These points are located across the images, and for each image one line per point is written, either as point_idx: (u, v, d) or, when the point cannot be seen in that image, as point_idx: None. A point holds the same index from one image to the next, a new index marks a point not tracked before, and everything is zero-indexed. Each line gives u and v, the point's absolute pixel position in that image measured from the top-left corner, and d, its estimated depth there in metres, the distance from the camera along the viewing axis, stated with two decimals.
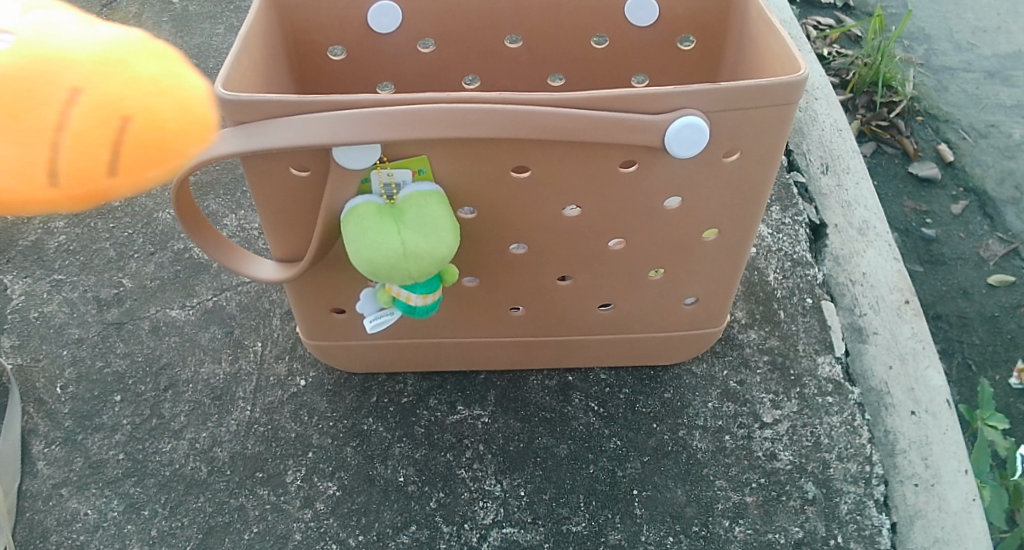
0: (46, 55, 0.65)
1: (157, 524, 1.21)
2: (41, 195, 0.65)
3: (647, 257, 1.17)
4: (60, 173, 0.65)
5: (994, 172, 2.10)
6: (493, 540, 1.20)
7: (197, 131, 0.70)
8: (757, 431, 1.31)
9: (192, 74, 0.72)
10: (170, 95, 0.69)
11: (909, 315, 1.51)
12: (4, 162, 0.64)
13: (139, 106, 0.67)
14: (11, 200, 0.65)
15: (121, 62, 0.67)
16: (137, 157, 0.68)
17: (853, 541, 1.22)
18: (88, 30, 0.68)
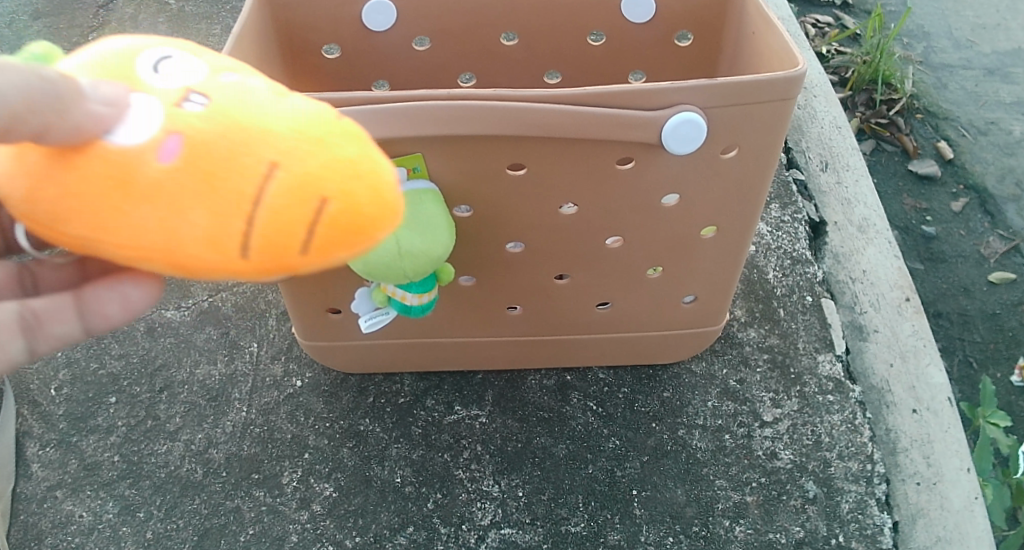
0: (246, 129, 0.70)
1: (153, 527, 1.20)
2: (233, 263, 0.70)
3: (646, 255, 1.16)
4: (251, 244, 0.69)
5: (994, 169, 2.09)
6: (491, 541, 1.19)
7: (386, 215, 0.71)
8: (757, 430, 1.30)
9: (382, 158, 0.74)
10: (363, 179, 0.70)
11: (910, 312, 1.50)
12: (201, 231, 0.69)
13: (336, 188, 0.69)
14: (208, 266, 0.70)
15: (317, 140, 0.70)
16: (330, 239, 0.70)
17: (854, 541, 1.21)
18: (286, 104, 0.72)
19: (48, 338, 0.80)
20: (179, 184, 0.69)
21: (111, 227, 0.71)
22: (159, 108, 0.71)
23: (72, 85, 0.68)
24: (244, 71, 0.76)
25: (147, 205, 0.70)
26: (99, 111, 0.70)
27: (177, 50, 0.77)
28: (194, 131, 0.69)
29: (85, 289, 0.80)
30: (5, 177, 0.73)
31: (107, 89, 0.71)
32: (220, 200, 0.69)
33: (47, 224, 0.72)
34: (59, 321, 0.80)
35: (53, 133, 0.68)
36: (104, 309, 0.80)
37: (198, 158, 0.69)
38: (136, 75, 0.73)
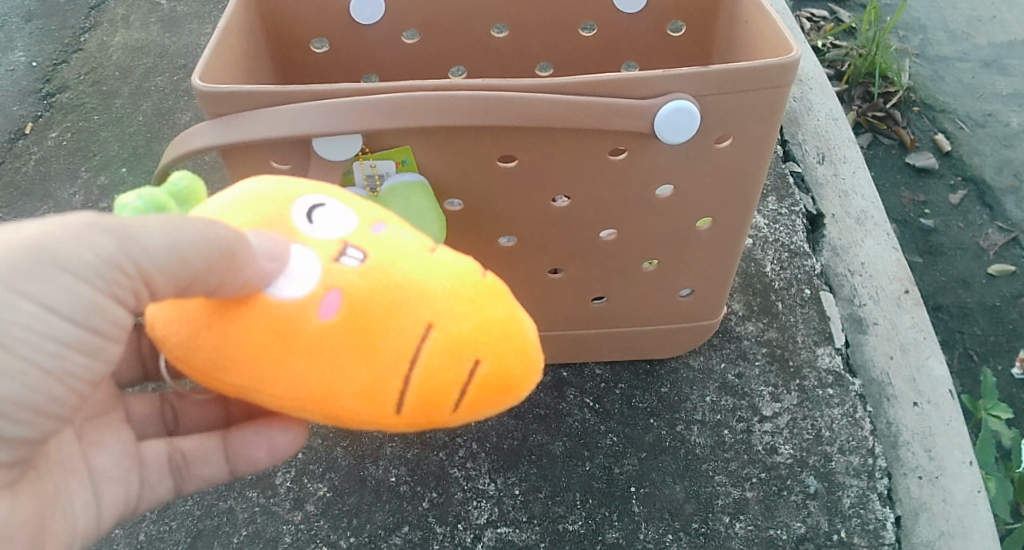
0: (405, 290, 0.75)
1: (145, 529, 1.19)
2: (386, 417, 0.76)
3: (640, 247, 1.15)
4: (407, 400, 0.76)
5: (992, 162, 2.07)
6: (487, 540, 1.17)
7: (528, 372, 0.79)
8: (756, 425, 1.28)
9: (522, 313, 0.81)
10: (512, 340, 0.78)
11: (908, 304, 1.49)
12: (360, 386, 0.75)
13: (489, 351, 0.76)
14: (361, 419, 0.76)
15: (470, 300, 0.76)
16: (479, 398, 0.77)
17: (857, 536, 1.19)
18: (436, 260, 0.78)
19: (195, 476, 0.94)
20: (340, 340, 0.75)
21: (269, 378, 0.76)
22: (318, 264, 0.76)
23: (242, 245, 0.73)
24: (392, 221, 0.82)
25: (307, 360, 0.75)
26: (259, 266, 0.75)
27: (325, 194, 0.82)
28: (354, 289, 0.75)
29: (234, 434, 0.93)
30: (163, 322, 0.77)
31: (266, 240, 0.76)
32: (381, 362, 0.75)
33: (201, 368, 0.77)
34: (208, 461, 0.94)
35: (225, 288, 0.73)
36: (251, 452, 0.93)
37: (359, 318, 0.75)
38: (291, 225, 0.78)
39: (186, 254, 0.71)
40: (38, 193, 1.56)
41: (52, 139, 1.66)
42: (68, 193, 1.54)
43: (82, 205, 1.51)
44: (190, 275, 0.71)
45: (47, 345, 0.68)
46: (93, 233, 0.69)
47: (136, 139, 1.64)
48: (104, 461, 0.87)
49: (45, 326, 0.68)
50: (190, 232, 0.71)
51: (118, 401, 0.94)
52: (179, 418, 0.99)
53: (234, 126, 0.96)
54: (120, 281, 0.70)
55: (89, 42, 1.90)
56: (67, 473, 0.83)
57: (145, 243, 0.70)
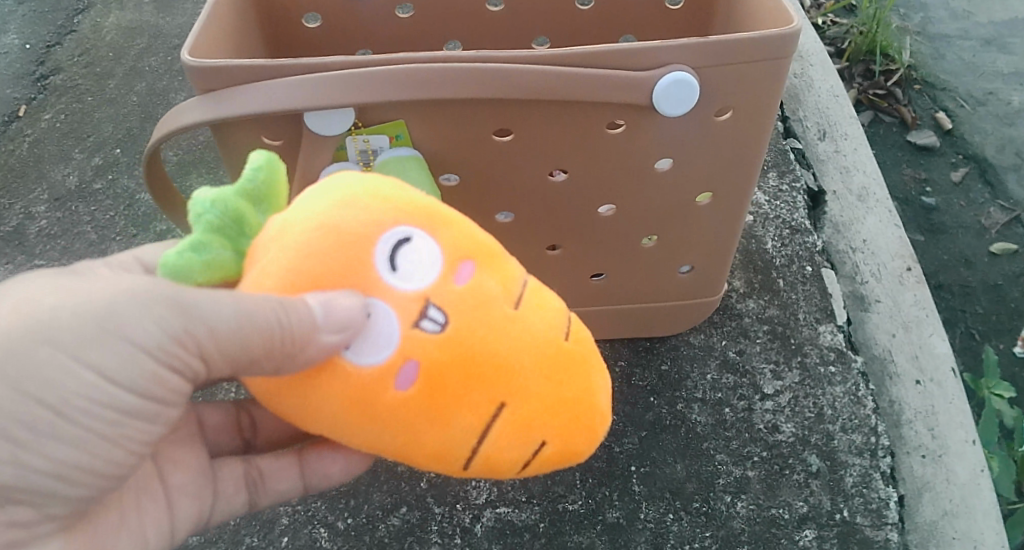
0: (485, 369, 0.75)
1: None
2: (452, 471, 0.80)
3: (639, 223, 1.13)
4: (473, 464, 0.78)
5: (993, 140, 2.05)
6: (486, 521, 1.16)
7: (590, 444, 0.81)
8: (757, 403, 1.27)
9: (596, 380, 0.81)
10: (580, 421, 0.79)
11: (911, 282, 1.48)
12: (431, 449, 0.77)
13: (556, 436, 0.78)
14: (428, 469, 0.80)
15: (546, 380, 0.77)
16: (540, 468, 0.80)
17: (859, 515, 1.18)
18: (519, 331, 0.76)
19: (270, 492, 0.98)
20: (415, 411, 0.75)
21: (343, 433, 0.77)
22: (397, 328, 0.75)
23: (308, 331, 0.71)
24: (479, 259, 0.78)
25: (383, 423, 0.76)
26: (330, 338, 0.73)
27: (411, 227, 0.76)
28: (432, 362, 0.74)
29: (310, 455, 0.97)
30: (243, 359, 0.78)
31: (340, 307, 0.73)
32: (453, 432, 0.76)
33: (279, 412, 0.78)
34: (283, 476, 0.98)
35: (289, 364, 0.75)
36: (326, 468, 0.97)
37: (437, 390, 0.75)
38: (372, 273, 0.75)
39: (248, 339, 0.73)
40: (31, 174, 1.52)
41: (46, 121, 1.61)
42: (61, 174, 1.51)
43: (75, 187, 1.49)
44: (252, 355, 0.74)
45: (108, 415, 0.73)
46: (155, 304, 0.73)
47: (130, 119, 1.60)
48: (181, 478, 0.91)
49: (106, 395, 0.73)
50: (261, 311, 0.73)
51: (194, 415, 0.98)
52: (256, 425, 1.03)
53: (223, 101, 0.94)
54: (180, 354, 0.74)
55: (82, 23, 1.86)
56: (141, 494, 0.88)
57: (210, 321, 0.73)
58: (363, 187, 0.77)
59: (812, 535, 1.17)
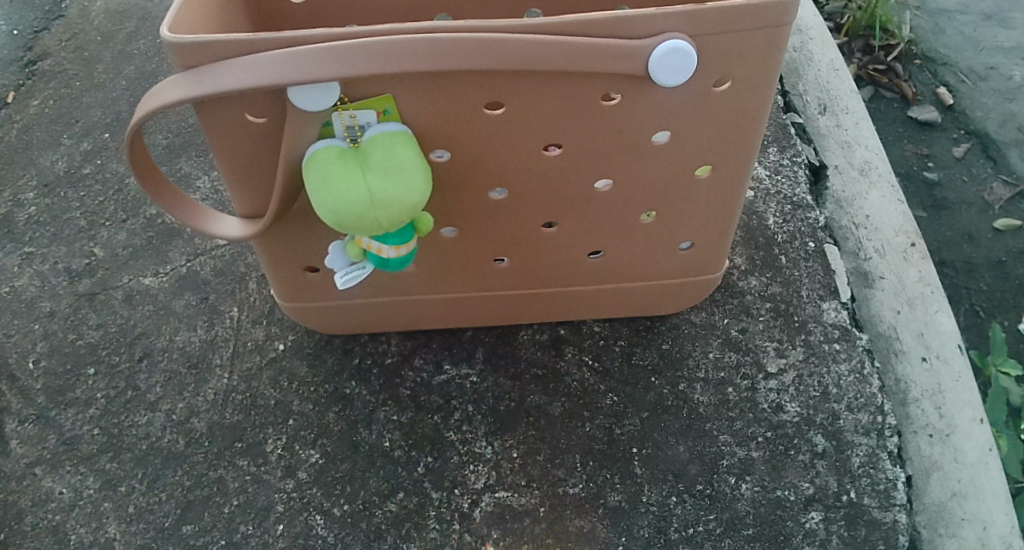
0: None
1: (135, 501, 1.17)
2: None
3: (636, 199, 1.10)
4: None
5: (995, 115, 2.01)
6: (486, 506, 1.12)
7: None
8: (761, 382, 1.23)
9: None
10: None
11: (916, 258, 1.45)
12: None
13: None
14: None
15: None
16: None
17: (868, 497, 1.17)
18: None
19: None
20: None
21: None
22: None
23: None
24: None
25: None
26: None
27: None
28: None
29: None
30: None
31: None
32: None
33: None
34: None
35: None
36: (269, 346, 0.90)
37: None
38: None
39: None
40: (20, 161, 1.48)
41: (35, 108, 1.57)
42: (50, 160, 1.48)
43: (64, 172, 1.46)
44: None
45: None
46: None
47: (119, 104, 1.56)
48: None
49: None
50: None
51: None
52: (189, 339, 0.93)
53: (205, 79, 0.91)
54: None
55: (70, 7, 1.79)
56: None
57: None
58: None
59: (818, 516, 1.15)
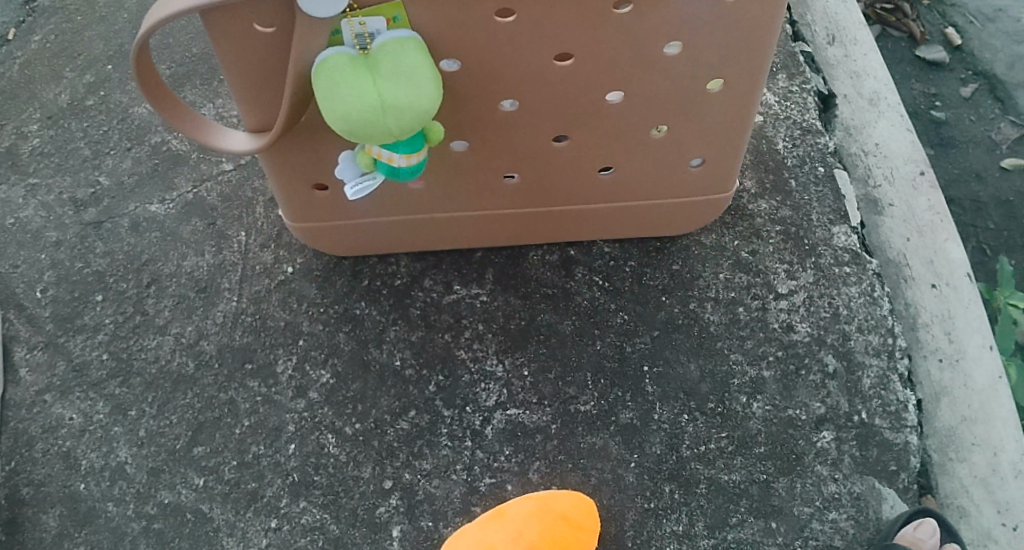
0: None
1: (146, 424, 1.17)
2: None
3: (647, 112, 1.07)
4: None
5: (1004, 56, 1.98)
6: (497, 423, 1.12)
7: None
8: (772, 302, 1.23)
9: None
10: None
11: (925, 187, 1.43)
12: None
13: None
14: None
15: None
16: None
17: (878, 418, 1.18)
18: None
19: None
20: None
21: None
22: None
23: None
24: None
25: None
26: None
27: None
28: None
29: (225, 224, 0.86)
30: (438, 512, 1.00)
31: None
32: (517, 510, 1.04)
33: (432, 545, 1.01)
34: None
35: None
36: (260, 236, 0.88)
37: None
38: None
39: None
40: (23, 95, 1.47)
41: (36, 44, 1.55)
42: (53, 93, 1.46)
43: (68, 104, 1.44)
44: None
45: None
46: None
47: (122, 36, 1.54)
48: None
49: None
50: None
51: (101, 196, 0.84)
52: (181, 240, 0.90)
53: None
54: None
55: None
56: None
57: None
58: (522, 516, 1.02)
59: (830, 436, 1.16)
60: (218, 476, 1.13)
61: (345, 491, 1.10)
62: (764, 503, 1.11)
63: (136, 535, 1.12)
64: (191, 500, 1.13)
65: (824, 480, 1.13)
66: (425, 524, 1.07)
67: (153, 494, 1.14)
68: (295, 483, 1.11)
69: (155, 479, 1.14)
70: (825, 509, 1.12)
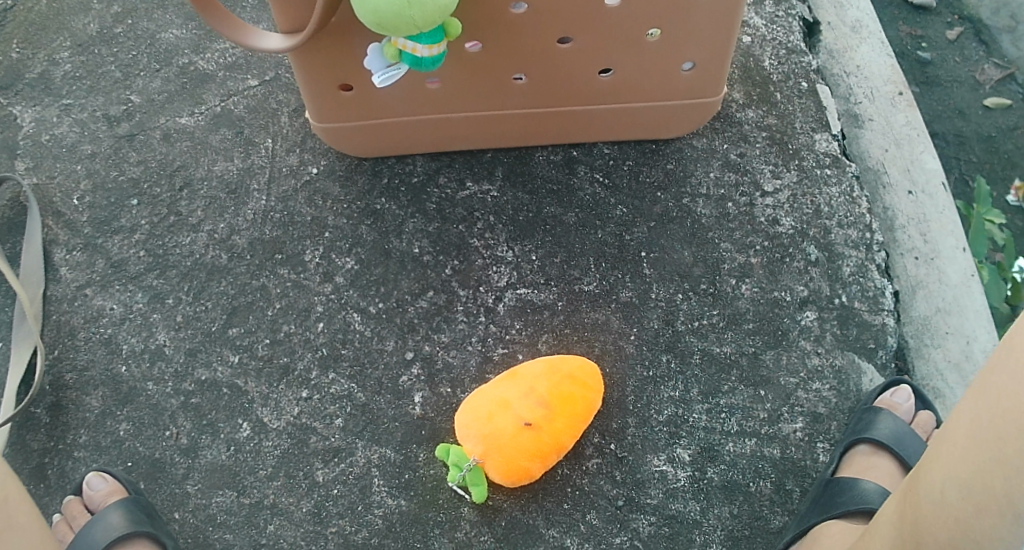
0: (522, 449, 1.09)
1: (182, 310, 1.28)
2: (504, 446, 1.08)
3: (643, 15, 1.15)
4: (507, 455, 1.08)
5: (989, 1, 1.95)
6: (509, 300, 1.25)
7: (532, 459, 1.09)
8: (758, 199, 1.33)
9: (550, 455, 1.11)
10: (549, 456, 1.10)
11: (903, 105, 1.54)
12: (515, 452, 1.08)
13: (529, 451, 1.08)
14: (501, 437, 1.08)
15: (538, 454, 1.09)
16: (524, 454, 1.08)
17: (857, 301, 1.26)
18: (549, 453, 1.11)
19: None
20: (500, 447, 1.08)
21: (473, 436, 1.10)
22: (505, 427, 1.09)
23: None
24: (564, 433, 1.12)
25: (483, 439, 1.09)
26: None
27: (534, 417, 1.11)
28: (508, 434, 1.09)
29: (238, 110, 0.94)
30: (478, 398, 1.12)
31: None
32: (529, 371, 1.13)
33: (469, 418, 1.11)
34: None
35: None
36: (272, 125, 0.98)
37: (561, 416, 1.10)
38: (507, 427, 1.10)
39: None
40: (53, 25, 1.55)
41: None
42: (82, 23, 1.55)
43: (97, 32, 1.54)
44: None
45: None
46: None
47: None
48: None
49: None
50: None
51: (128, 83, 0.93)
52: None
53: None
54: None
55: None
56: None
57: None
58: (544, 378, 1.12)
59: (813, 315, 1.25)
60: (252, 353, 1.24)
61: (371, 363, 1.21)
62: (753, 373, 1.21)
63: (175, 410, 1.22)
64: (227, 376, 1.23)
65: (809, 353, 1.22)
66: (444, 390, 1.19)
67: (191, 372, 1.24)
68: (324, 356, 1.22)
69: (192, 359, 1.25)
70: (808, 380, 1.21)
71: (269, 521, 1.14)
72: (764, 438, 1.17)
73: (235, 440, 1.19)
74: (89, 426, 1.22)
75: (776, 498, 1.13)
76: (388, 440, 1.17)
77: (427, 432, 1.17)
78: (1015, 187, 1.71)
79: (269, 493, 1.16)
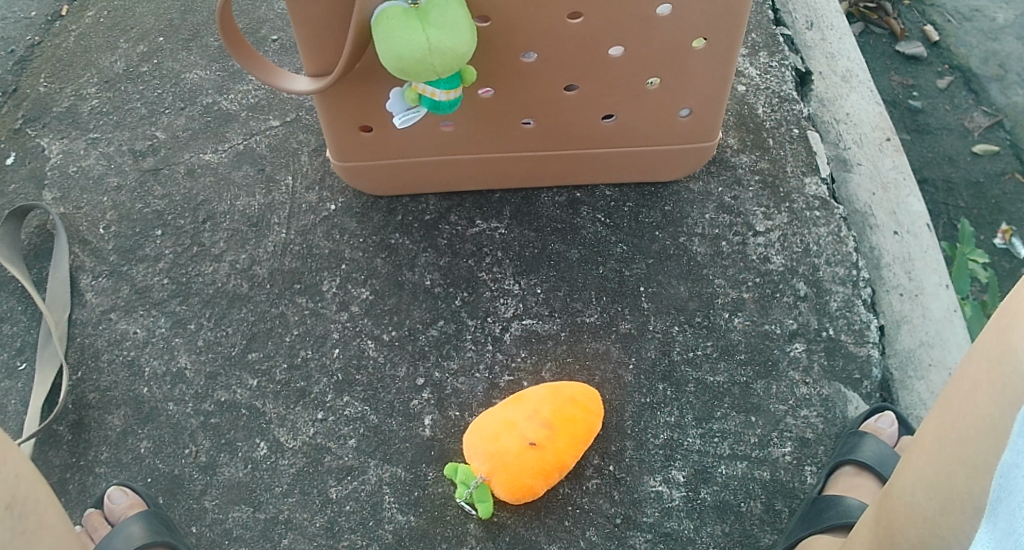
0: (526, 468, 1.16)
1: (204, 335, 1.35)
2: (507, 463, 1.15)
3: (642, 67, 1.24)
4: (509, 472, 1.15)
5: (978, 52, 2.06)
6: (514, 330, 1.32)
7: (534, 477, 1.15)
8: (750, 238, 1.41)
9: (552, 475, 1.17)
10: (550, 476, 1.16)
11: (890, 150, 1.63)
12: (518, 468, 1.15)
13: (531, 469, 1.15)
14: (505, 454, 1.15)
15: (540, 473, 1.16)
16: (525, 471, 1.14)
17: (844, 334, 1.34)
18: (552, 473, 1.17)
19: None
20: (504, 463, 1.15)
21: (480, 451, 1.17)
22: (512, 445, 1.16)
23: None
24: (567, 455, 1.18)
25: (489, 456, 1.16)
26: None
27: None
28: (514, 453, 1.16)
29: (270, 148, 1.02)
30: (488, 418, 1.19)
31: None
32: (534, 394, 1.21)
33: (479, 435, 1.18)
34: None
35: None
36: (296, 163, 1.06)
37: (563, 436, 1.16)
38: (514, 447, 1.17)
39: None
40: (80, 63, 1.65)
41: (90, 18, 1.72)
42: (109, 61, 1.65)
43: (123, 70, 1.63)
44: None
45: None
46: None
47: (171, 12, 1.72)
48: None
49: None
50: None
51: None
52: None
53: None
54: None
55: None
56: None
57: None
58: (550, 403, 1.19)
59: (801, 347, 1.32)
60: (270, 377, 1.30)
61: (383, 387, 1.28)
62: (745, 400, 1.28)
63: (195, 429, 1.28)
64: (245, 397, 1.29)
65: (797, 383, 1.29)
66: (452, 413, 1.26)
67: (211, 393, 1.30)
68: (339, 381, 1.29)
69: (213, 382, 1.31)
70: (797, 408, 1.28)
71: (284, 535, 1.20)
72: (754, 462, 1.23)
73: (252, 458, 1.25)
74: (110, 443, 1.27)
75: (765, 517, 1.20)
76: (399, 460, 1.23)
77: (436, 453, 1.24)
78: (1003, 231, 1.79)
79: (284, 509, 1.21)
